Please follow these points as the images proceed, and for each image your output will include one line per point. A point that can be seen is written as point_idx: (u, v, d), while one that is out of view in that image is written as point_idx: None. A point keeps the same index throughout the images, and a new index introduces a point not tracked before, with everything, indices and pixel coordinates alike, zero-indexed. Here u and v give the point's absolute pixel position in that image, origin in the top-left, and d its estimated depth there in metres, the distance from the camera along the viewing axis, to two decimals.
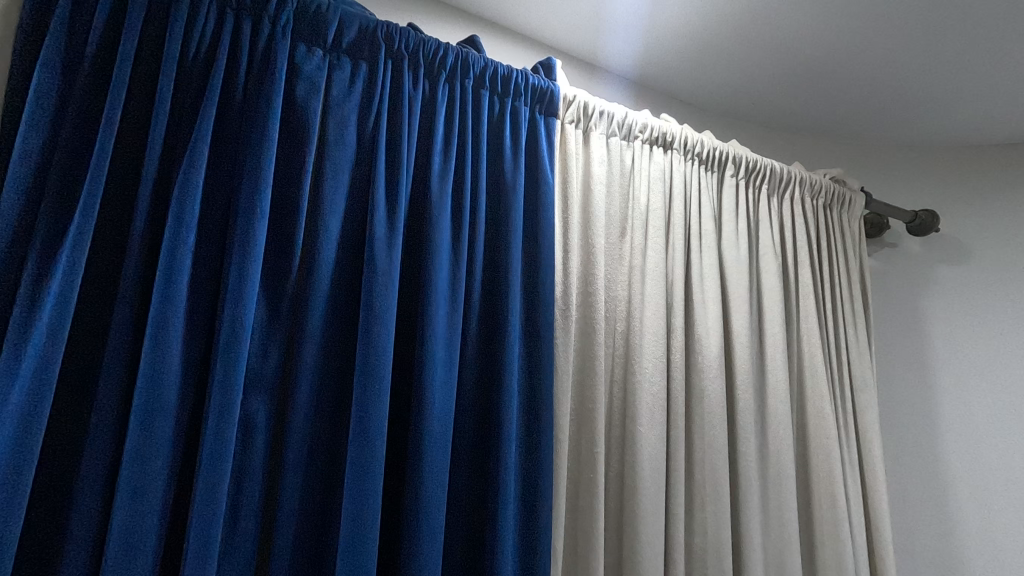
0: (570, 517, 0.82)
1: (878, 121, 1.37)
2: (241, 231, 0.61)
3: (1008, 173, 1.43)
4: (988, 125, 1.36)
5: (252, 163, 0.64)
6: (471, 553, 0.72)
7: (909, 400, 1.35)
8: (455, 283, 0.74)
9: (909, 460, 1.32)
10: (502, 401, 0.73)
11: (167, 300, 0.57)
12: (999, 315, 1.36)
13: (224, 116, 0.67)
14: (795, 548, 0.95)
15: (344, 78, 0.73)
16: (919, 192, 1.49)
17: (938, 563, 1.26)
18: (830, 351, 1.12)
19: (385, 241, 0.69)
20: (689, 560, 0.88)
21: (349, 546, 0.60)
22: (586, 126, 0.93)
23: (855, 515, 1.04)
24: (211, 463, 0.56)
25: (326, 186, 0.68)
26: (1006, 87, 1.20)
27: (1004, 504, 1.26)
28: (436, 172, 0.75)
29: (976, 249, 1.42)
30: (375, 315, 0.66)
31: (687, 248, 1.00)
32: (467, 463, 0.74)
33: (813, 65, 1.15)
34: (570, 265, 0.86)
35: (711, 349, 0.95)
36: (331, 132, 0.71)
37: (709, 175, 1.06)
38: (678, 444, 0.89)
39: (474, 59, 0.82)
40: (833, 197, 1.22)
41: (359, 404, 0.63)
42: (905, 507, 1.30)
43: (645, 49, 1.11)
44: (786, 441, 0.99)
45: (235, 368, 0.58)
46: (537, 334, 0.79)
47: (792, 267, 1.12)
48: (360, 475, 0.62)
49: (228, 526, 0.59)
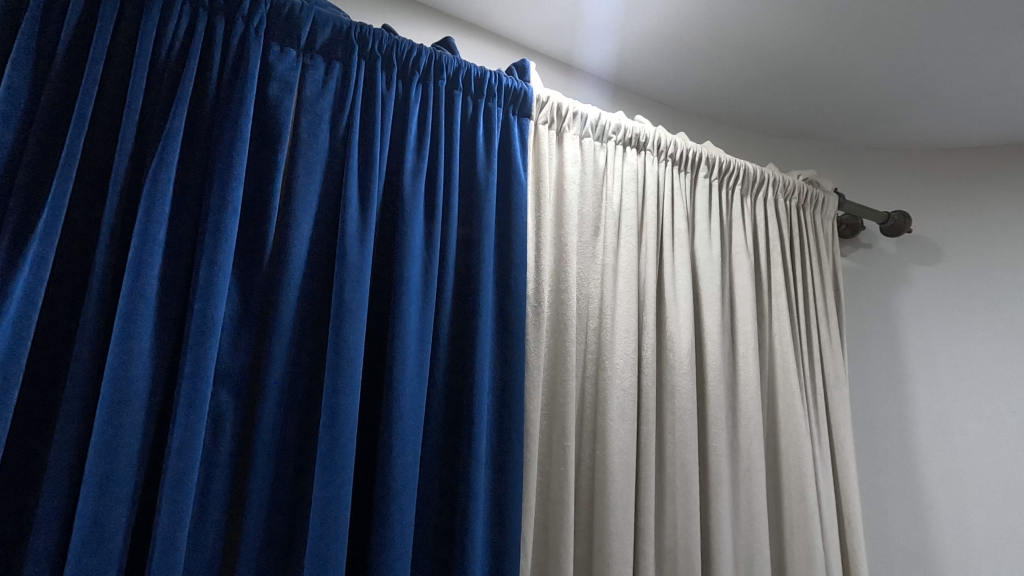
0: (541, 509, 0.83)
1: (852, 123, 1.40)
2: (212, 227, 0.62)
3: (979, 175, 1.47)
4: (960, 128, 1.39)
5: (224, 160, 0.65)
6: (443, 545, 0.73)
7: (882, 397, 1.38)
8: (427, 280, 0.75)
9: (883, 456, 1.35)
10: (473, 395, 0.74)
11: (137, 295, 0.58)
12: (970, 313, 1.40)
13: (195, 115, 0.68)
14: (765, 542, 0.97)
15: (317, 78, 0.75)
16: (893, 193, 1.53)
17: (911, 557, 1.28)
18: (802, 348, 1.14)
19: (357, 237, 0.70)
20: (659, 554, 0.90)
21: (318, 537, 0.61)
22: (560, 126, 0.95)
23: (826, 510, 1.05)
24: (179, 456, 0.57)
25: (299, 184, 0.70)
26: (975, 90, 1.23)
27: (976, 499, 1.29)
28: (409, 170, 0.77)
29: (948, 248, 1.45)
30: (347, 310, 0.67)
31: (660, 247, 1.02)
32: (439, 456, 0.76)
33: (787, 67, 1.17)
34: (543, 263, 0.87)
35: (682, 345, 0.97)
36: (304, 130, 0.72)
37: (682, 176, 1.08)
38: (648, 439, 0.91)
39: (448, 59, 0.84)
40: (806, 197, 1.24)
41: (330, 398, 0.64)
42: (879, 503, 1.32)
43: (621, 51, 1.13)
44: (756, 436, 1.01)
45: (205, 363, 0.59)
46: (509, 329, 0.80)
47: (765, 266, 1.15)
48: (330, 467, 0.63)
49: (196, 519, 0.60)
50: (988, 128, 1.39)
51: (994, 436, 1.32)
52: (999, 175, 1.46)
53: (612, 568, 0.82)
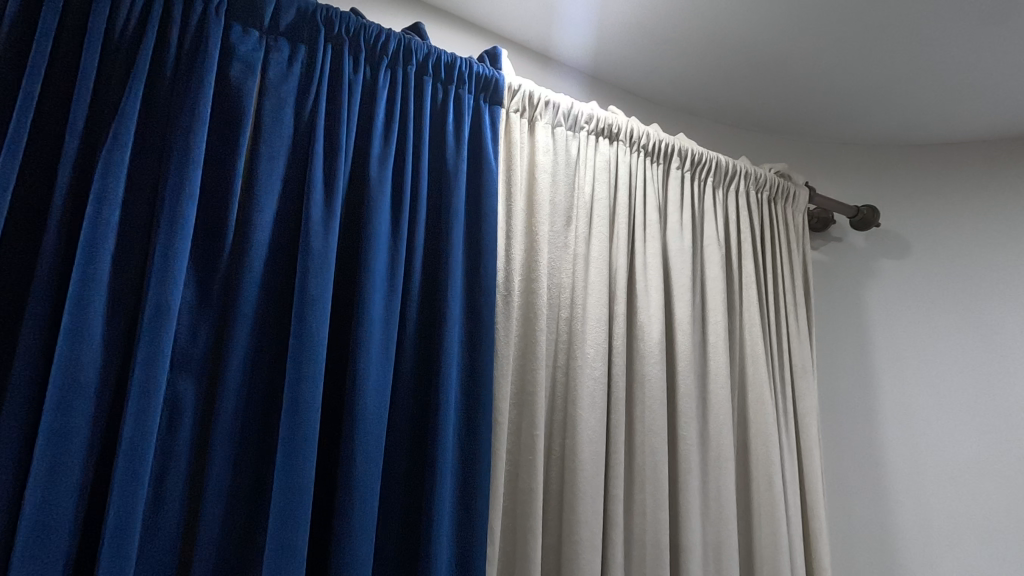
0: (509, 497, 0.84)
1: (825, 118, 1.42)
2: (168, 212, 0.61)
3: (946, 173, 1.51)
4: (929, 125, 1.42)
5: (182, 142, 0.63)
6: (408, 534, 0.73)
7: (850, 388, 1.40)
8: (394, 268, 0.74)
9: (848, 445, 1.37)
10: (441, 384, 0.73)
11: (88, 279, 0.56)
12: (936, 305, 1.43)
13: (152, 95, 0.66)
14: (733, 529, 0.98)
15: (281, 60, 0.73)
16: (863, 188, 1.55)
17: (874, 544, 1.31)
18: (771, 338, 1.16)
19: (322, 223, 0.69)
20: (629, 541, 0.91)
21: (278, 527, 0.60)
22: (531, 115, 0.95)
23: (791, 497, 1.07)
24: (132, 443, 0.55)
25: (261, 169, 0.68)
26: (941, 88, 1.26)
27: (936, 489, 1.33)
28: (376, 155, 0.76)
29: (915, 243, 1.48)
30: (310, 298, 0.66)
31: (632, 238, 1.03)
32: (405, 445, 0.75)
33: (759, 61, 1.18)
34: (513, 252, 0.87)
35: (653, 335, 0.98)
36: (267, 114, 0.70)
37: (655, 167, 1.09)
38: (619, 428, 0.91)
39: (417, 45, 0.83)
40: (778, 191, 1.26)
41: (291, 386, 0.63)
42: (844, 491, 1.34)
43: (596, 41, 1.13)
44: (726, 425, 1.02)
45: (160, 350, 0.58)
46: (478, 318, 0.80)
47: (736, 257, 1.16)
48: (292, 455, 0.62)
49: (151, 508, 0.59)
50: (956, 125, 1.41)
51: (956, 427, 1.35)
52: (965, 173, 1.49)
53: (581, 556, 0.82)
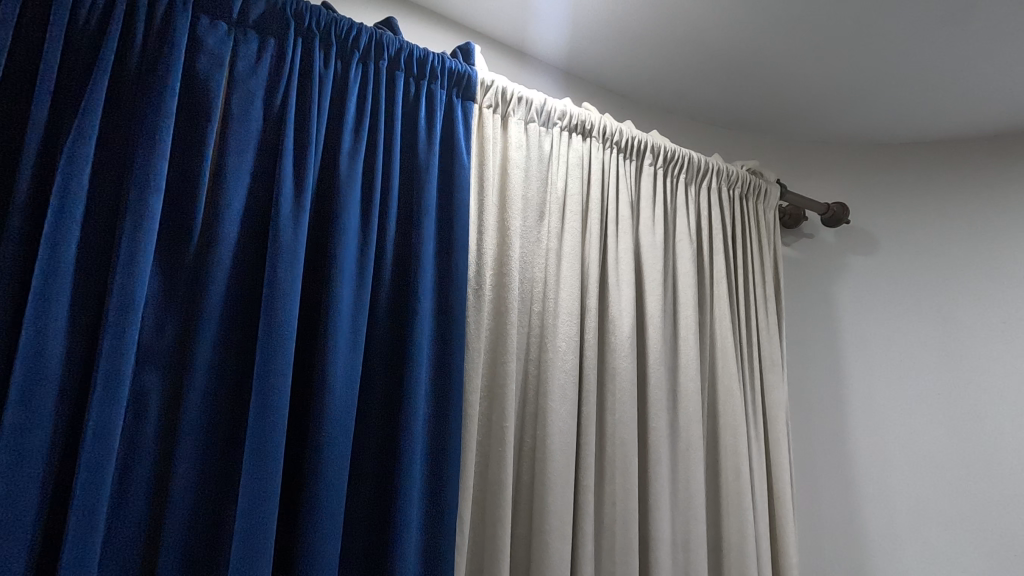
0: (479, 488, 0.85)
1: (797, 116, 1.45)
2: (134, 203, 0.61)
3: (913, 172, 1.55)
4: (897, 124, 1.46)
5: (147, 136, 0.63)
6: (376, 525, 0.74)
7: (819, 380, 1.44)
8: (363, 262, 0.75)
9: (816, 436, 1.41)
10: (409, 376, 0.74)
11: (51, 274, 0.56)
12: (903, 301, 1.47)
13: (117, 87, 0.66)
14: (701, 518, 1.01)
15: (250, 53, 0.73)
16: (834, 185, 1.59)
17: (840, 531, 1.35)
18: (741, 332, 1.18)
19: (291, 218, 0.69)
20: (599, 530, 0.93)
21: (246, 516, 0.61)
22: (504, 111, 0.96)
23: (758, 488, 1.10)
24: (97, 436, 0.56)
25: (229, 163, 0.68)
26: (907, 88, 1.29)
27: (899, 478, 1.37)
28: (346, 150, 0.76)
29: (883, 240, 1.52)
30: (278, 290, 0.66)
31: (604, 233, 1.05)
32: (375, 437, 0.76)
33: (730, 60, 1.20)
34: (485, 247, 0.88)
35: (624, 328, 0.99)
36: (236, 106, 0.70)
37: (627, 164, 1.11)
38: (590, 419, 0.93)
39: (388, 40, 0.83)
40: (749, 188, 1.28)
41: (260, 379, 0.64)
42: (812, 481, 1.38)
43: (571, 38, 1.14)
44: (696, 417, 1.04)
45: (126, 342, 0.58)
46: (449, 312, 0.81)
47: (707, 253, 1.18)
48: (260, 448, 0.62)
49: (117, 502, 0.59)
50: (923, 125, 1.45)
51: (920, 418, 1.40)
52: (932, 172, 1.53)
53: (550, 544, 0.84)
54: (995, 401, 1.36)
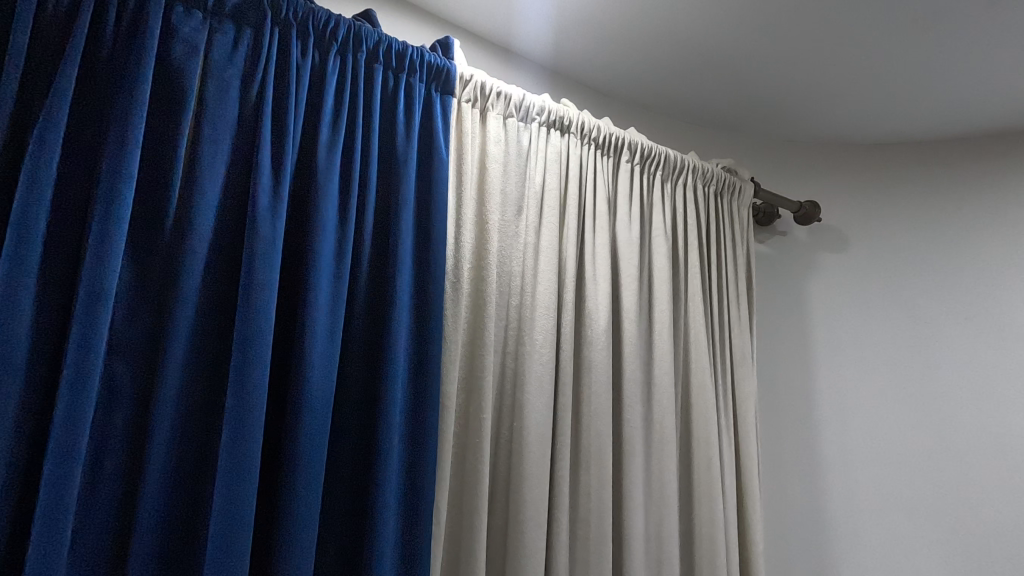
0: (456, 479, 0.86)
1: (772, 115, 1.48)
2: (105, 191, 0.60)
3: (881, 173, 1.60)
4: (867, 125, 1.50)
5: (119, 124, 0.62)
6: (353, 517, 0.74)
7: (789, 374, 1.48)
8: (341, 255, 0.75)
9: (787, 429, 1.45)
10: (387, 367, 0.75)
11: (18, 262, 0.55)
12: (870, 297, 1.52)
13: (88, 73, 0.65)
14: (673, 509, 1.03)
15: (226, 42, 0.72)
16: (806, 185, 1.63)
17: (808, 519, 1.40)
18: (713, 326, 1.21)
19: (269, 209, 0.69)
20: (574, 520, 0.95)
21: (223, 509, 0.61)
22: (483, 105, 0.96)
23: (728, 478, 1.13)
24: (66, 425, 0.55)
25: (205, 153, 0.68)
26: (876, 90, 1.33)
27: (865, 467, 1.42)
28: (324, 143, 0.76)
29: (852, 239, 1.57)
30: (256, 281, 0.66)
31: (582, 229, 1.06)
32: (352, 429, 0.76)
33: (706, 59, 1.22)
34: (463, 240, 0.89)
35: (601, 322, 1.01)
36: (211, 96, 0.70)
37: (605, 160, 1.12)
38: (565, 412, 0.94)
39: (367, 32, 0.83)
40: (724, 185, 1.30)
41: (237, 369, 0.64)
42: (782, 472, 1.42)
43: (552, 33, 1.15)
44: (669, 410, 1.07)
45: (96, 331, 0.57)
46: (427, 305, 0.81)
47: (682, 249, 1.20)
48: (237, 438, 0.63)
49: (86, 493, 0.59)
50: (892, 125, 1.50)
51: (886, 409, 1.45)
52: (899, 173, 1.58)
53: (526, 534, 0.85)
54: (956, 393, 1.41)
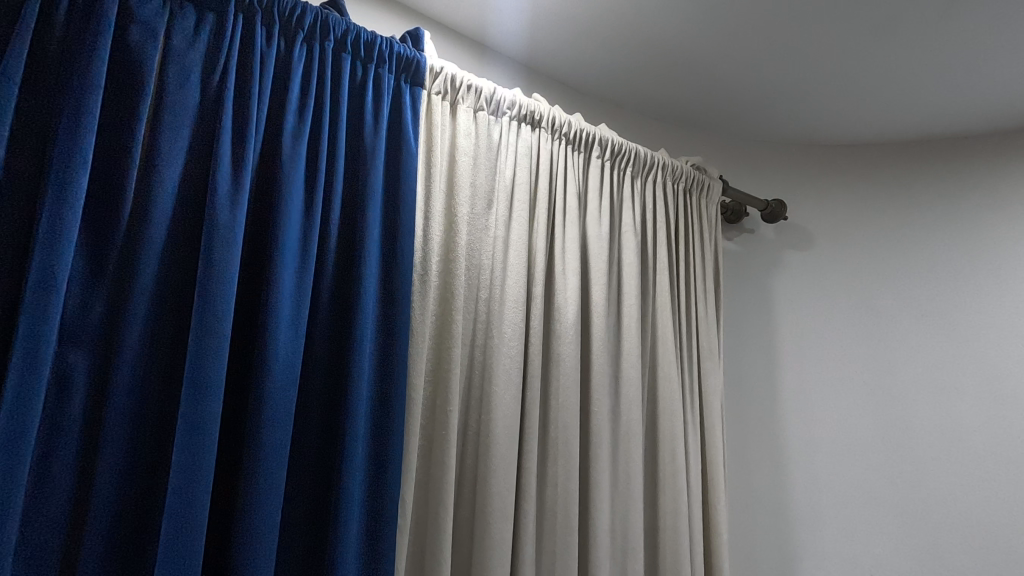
0: (422, 472, 0.86)
1: (740, 115, 1.51)
2: (57, 176, 0.58)
3: (845, 173, 1.65)
4: (832, 126, 1.54)
5: (72, 106, 0.60)
6: (318, 510, 0.74)
7: (755, 368, 1.52)
8: (306, 245, 0.74)
9: (752, 422, 1.49)
10: (353, 360, 0.74)
11: None
12: (832, 294, 1.57)
13: (39, 53, 0.63)
14: (638, 499, 1.05)
15: (187, 27, 0.71)
16: (774, 184, 1.67)
17: (771, 510, 1.44)
18: (681, 320, 1.23)
19: (229, 197, 0.68)
20: (541, 510, 0.96)
21: (177, 504, 0.60)
22: (453, 98, 0.96)
23: (693, 471, 1.15)
24: (13, 417, 0.54)
25: (164, 139, 0.67)
26: (840, 92, 1.37)
27: (826, 458, 1.47)
28: (289, 131, 0.75)
29: (817, 237, 1.61)
30: (214, 272, 0.65)
31: (552, 223, 1.07)
32: (316, 421, 0.76)
33: (676, 57, 1.24)
34: (431, 233, 0.89)
35: (569, 316, 1.02)
36: (171, 81, 0.68)
37: (576, 155, 1.13)
38: (533, 403, 0.95)
39: (335, 21, 0.82)
40: (693, 183, 1.33)
41: (192, 362, 0.63)
42: (748, 464, 1.46)
43: (524, 28, 1.15)
44: (635, 403, 1.08)
45: (45, 324, 0.56)
46: (393, 298, 0.81)
47: (651, 245, 1.22)
48: (192, 431, 0.62)
49: (35, 486, 0.57)
50: (856, 127, 1.54)
51: (846, 402, 1.50)
52: (862, 174, 1.63)
53: (492, 526, 0.86)
54: (911, 387, 1.47)
